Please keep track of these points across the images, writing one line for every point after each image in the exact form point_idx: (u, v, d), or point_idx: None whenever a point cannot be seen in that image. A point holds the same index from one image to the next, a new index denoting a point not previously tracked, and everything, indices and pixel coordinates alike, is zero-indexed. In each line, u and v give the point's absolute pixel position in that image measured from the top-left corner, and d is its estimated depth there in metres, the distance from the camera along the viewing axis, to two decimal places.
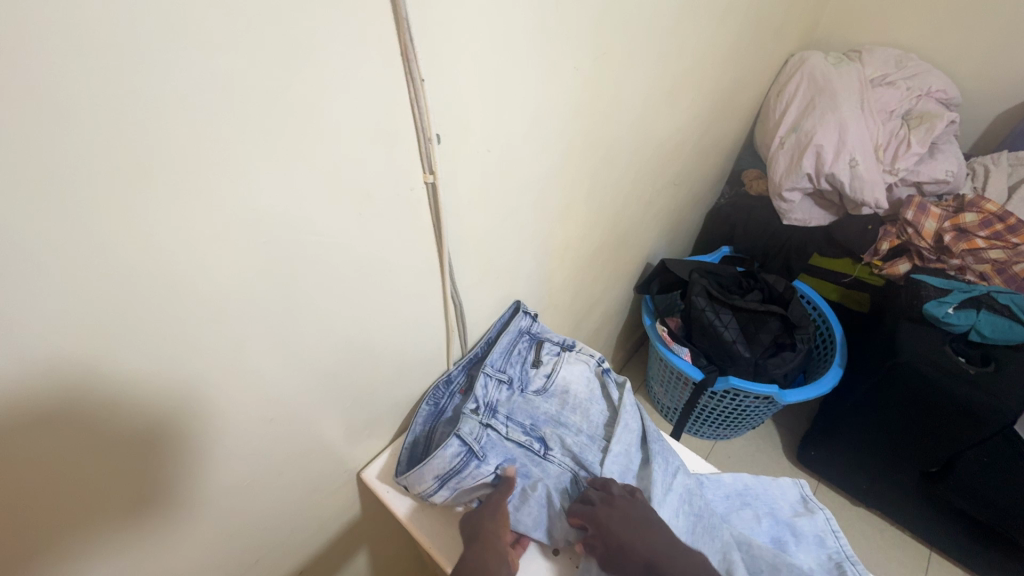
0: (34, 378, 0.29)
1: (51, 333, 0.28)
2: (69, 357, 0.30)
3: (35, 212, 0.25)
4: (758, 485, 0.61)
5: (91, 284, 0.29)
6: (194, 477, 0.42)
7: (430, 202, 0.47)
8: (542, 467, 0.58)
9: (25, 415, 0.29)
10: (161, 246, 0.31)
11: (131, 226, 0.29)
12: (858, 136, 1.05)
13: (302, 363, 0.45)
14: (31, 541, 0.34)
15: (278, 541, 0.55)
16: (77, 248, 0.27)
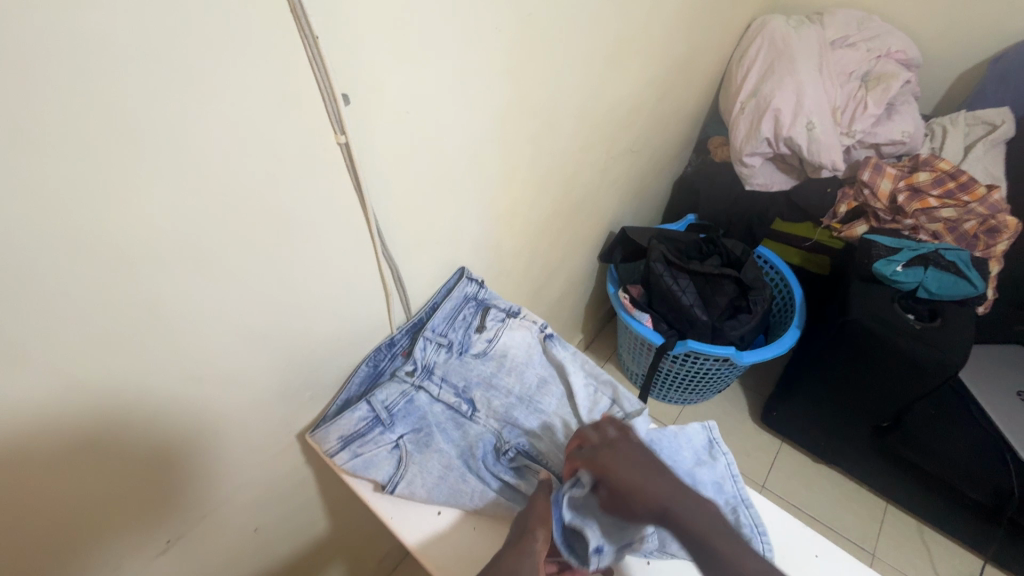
0: None
1: None
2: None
3: None
4: (662, 437, 0.57)
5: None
6: (129, 430, 0.44)
7: (348, 163, 0.47)
8: (465, 429, 0.60)
9: None
10: (41, 201, 0.32)
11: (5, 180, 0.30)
12: (816, 98, 1.05)
13: (228, 325, 0.47)
14: None
15: (225, 500, 0.57)
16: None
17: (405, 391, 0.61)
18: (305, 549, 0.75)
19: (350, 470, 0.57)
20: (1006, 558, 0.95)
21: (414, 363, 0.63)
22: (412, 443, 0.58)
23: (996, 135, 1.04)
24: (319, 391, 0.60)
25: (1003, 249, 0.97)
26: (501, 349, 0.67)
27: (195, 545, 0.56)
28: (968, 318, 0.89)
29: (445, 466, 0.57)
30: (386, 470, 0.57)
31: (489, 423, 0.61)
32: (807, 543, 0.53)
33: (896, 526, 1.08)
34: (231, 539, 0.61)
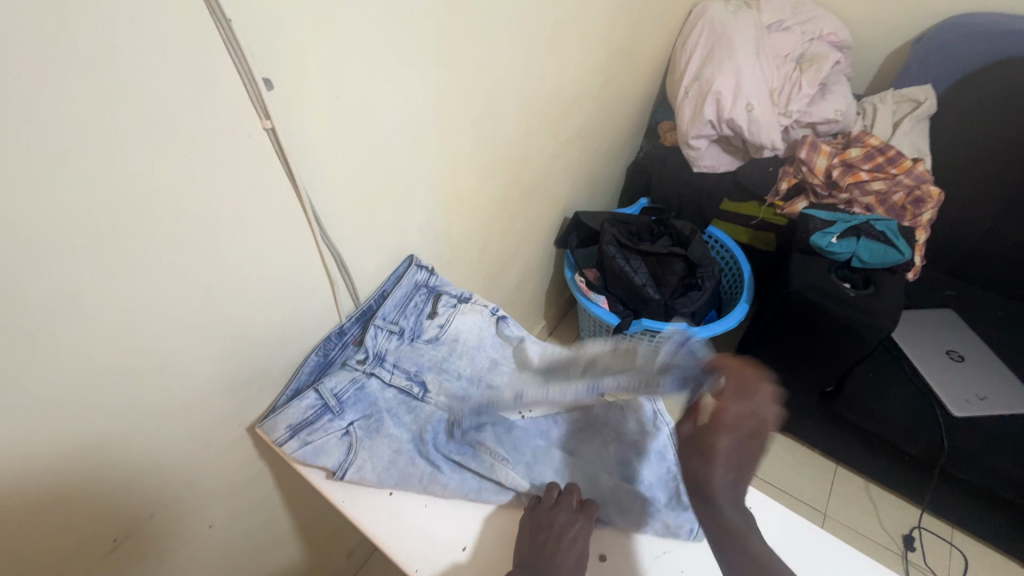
0: None
1: None
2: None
3: None
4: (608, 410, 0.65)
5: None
6: (60, 429, 0.43)
7: (276, 149, 0.47)
8: (415, 412, 0.61)
9: None
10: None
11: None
12: (754, 80, 1.09)
13: (161, 318, 0.46)
14: None
15: (174, 499, 0.56)
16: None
17: (356, 379, 0.61)
18: (268, 545, 0.75)
19: (300, 458, 0.57)
20: (942, 507, 1.02)
21: (366, 351, 0.63)
22: (362, 430, 0.59)
23: (921, 111, 1.09)
24: (266, 382, 0.60)
25: (928, 217, 1.04)
26: (454, 333, 0.68)
27: (145, 546, 0.56)
28: (898, 284, 0.95)
29: (393, 452, 0.58)
30: (336, 457, 0.57)
31: (439, 407, 0.62)
32: (742, 497, 0.55)
33: (846, 485, 1.14)
34: (185, 539, 0.60)
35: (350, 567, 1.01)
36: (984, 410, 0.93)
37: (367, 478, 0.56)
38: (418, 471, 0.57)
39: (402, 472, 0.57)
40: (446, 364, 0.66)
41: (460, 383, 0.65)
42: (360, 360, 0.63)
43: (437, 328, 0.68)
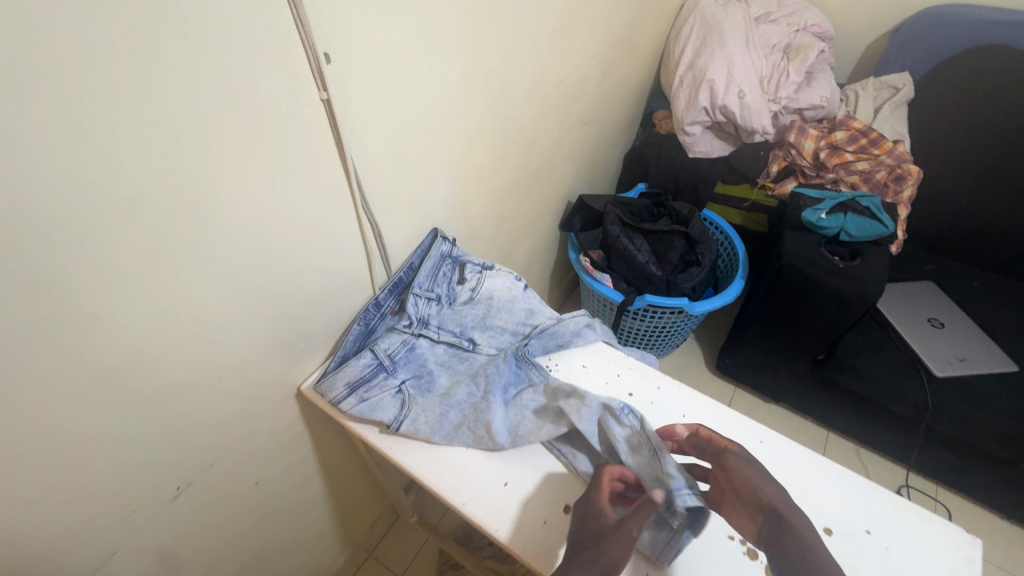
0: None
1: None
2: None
3: None
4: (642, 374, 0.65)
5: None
6: (141, 375, 0.47)
7: (330, 119, 0.52)
8: (468, 362, 0.67)
9: None
10: (57, 137, 0.34)
11: (21, 113, 0.32)
12: (745, 69, 1.16)
13: (227, 275, 0.50)
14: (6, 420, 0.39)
15: (229, 450, 0.60)
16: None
17: (406, 343, 0.66)
18: (303, 507, 0.79)
19: (358, 414, 0.61)
20: (928, 465, 1.09)
21: (409, 317, 0.68)
22: (415, 387, 0.63)
23: (900, 97, 1.18)
24: (310, 343, 0.64)
25: (908, 194, 1.11)
26: (488, 296, 0.73)
27: (202, 495, 0.60)
28: (883, 255, 1.01)
29: (447, 402, 0.62)
30: (391, 412, 0.61)
31: (491, 354, 0.68)
32: (752, 432, 0.58)
33: (838, 449, 1.21)
34: (235, 492, 0.64)
35: (372, 538, 1.05)
36: (963, 369, 1.00)
37: (427, 428, 0.60)
38: (471, 416, 0.60)
39: (460, 418, 0.61)
40: (484, 325, 0.71)
41: (505, 337, 0.70)
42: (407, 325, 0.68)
43: (472, 293, 0.73)
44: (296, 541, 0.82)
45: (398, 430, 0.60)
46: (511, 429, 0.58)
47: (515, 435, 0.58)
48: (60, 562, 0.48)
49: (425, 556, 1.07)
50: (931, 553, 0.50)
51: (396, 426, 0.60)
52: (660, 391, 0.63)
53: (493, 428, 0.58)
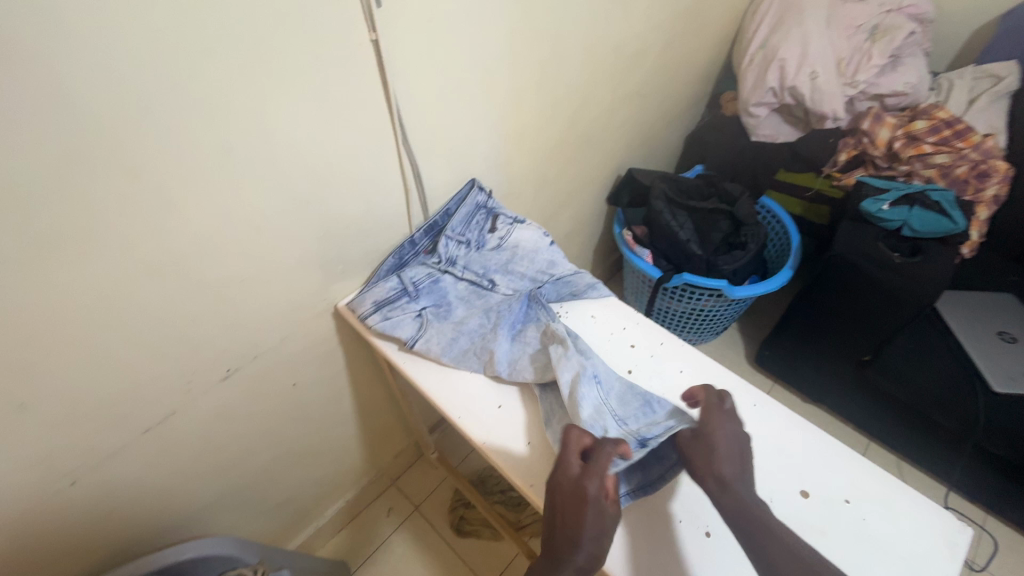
0: (93, 141, 0.43)
1: (102, 109, 0.42)
2: (91, 125, 0.42)
3: (91, 11, 0.38)
4: (645, 337, 0.66)
5: (94, 66, 0.40)
6: (207, 265, 0.56)
7: (378, 59, 0.58)
8: (484, 299, 0.71)
9: (90, 170, 0.44)
10: (151, 46, 0.42)
11: (127, 22, 0.40)
12: (821, 50, 1.10)
13: (280, 189, 0.58)
14: (101, 278, 0.49)
15: (272, 348, 0.70)
16: (82, 32, 0.39)
17: (432, 274, 0.73)
18: (334, 419, 0.89)
19: (381, 330, 0.68)
20: (974, 486, 1.02)
21: (438, 254, 0.74)
22: (432, 313, 0.69)
23: (1000, 87, 1.06)
24: (350, 267, 0.72)
25: (992, 193, 1.02)
26: (514, 243, 0.77)
27: (247, 382, 0.70)
28: (948, 254, 0.94)
29: (459, 329, 0.68)
30: (408, 330, 0.67)
31: (508, 294, 0.72)
32: (747, 396, 0.60)
33: (876, 460, 1.16)
34: (275, 388, 0.74)
35: (397, 467, 1.15)
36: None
37: (437, 349, 0.66)
38: (478, 346, 0.66)
39: (468, 346, 0.66)
40: (506, 268, 0.75)
41: (524, 281, 0.74)
42: (435, 261, 0.74)
43: (499, 238, 0.78)
44: (327, 449, 0.92)
45: (411, 346, 0.67)
46: (511, 362, 0.64)
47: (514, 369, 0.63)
48: (133, 411, 0.59)
49: (442, 492, 1.15)
50: (914, 529, 0.50)
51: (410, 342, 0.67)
52: (660, 345, 0.65)
53: (496, 358, 0.63)
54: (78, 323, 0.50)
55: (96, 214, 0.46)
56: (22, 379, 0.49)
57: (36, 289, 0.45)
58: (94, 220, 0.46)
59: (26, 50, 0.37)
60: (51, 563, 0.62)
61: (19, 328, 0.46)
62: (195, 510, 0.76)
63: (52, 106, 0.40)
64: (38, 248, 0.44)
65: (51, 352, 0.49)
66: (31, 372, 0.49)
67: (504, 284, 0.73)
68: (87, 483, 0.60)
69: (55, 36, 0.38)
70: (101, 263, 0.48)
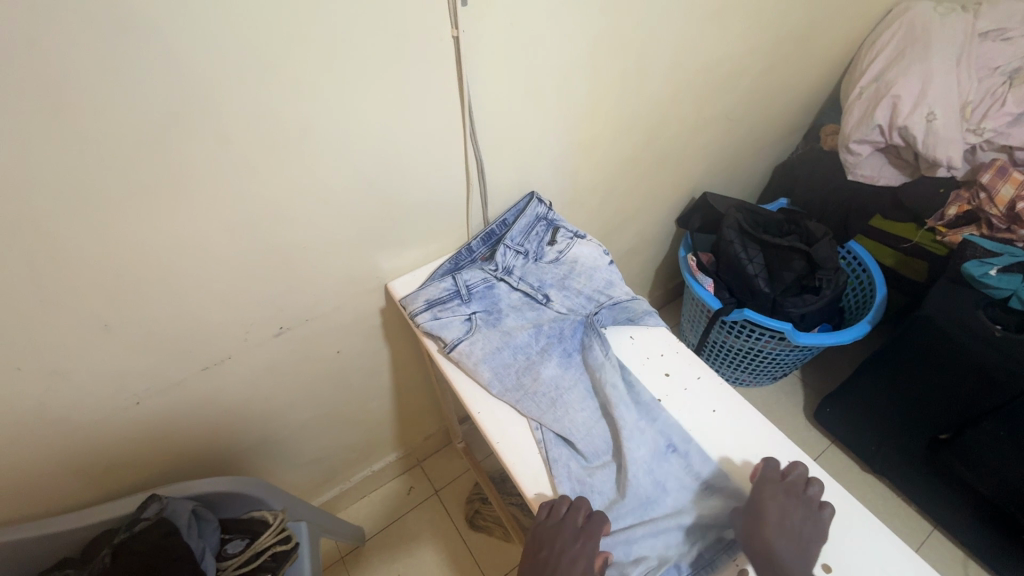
0: (190, 103, 0.48)
1: (200, 75, 0.47)
2: (190, 90, 0.47)
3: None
4: (695, 384, 0.62)
5: (200, 38, 0.45)
6: (275, 228, 0.61)
7: (457, 54, 0.60)
8: (536, 313, 0.67)
9: (185, 129, 0.49)
10: (252, 24, 0.46)
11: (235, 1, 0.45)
12: (944, 89, 0.99)
13: (350, 167, 0.62)
14: (183, 226, 0.55)
15: (322, 314, 0.74)
16: (191, 5, 0.43)
17: (485, 279, 0.69)
18: (371, 392, 0.93)
19: (428, 329, 0.64)
20: None
21: (495, 262, 0.70)
22: (483, 319, 0.65)
23: None
24: (405, 250, 0.76)
25: None
26: (572, 260, 0.73)
27: (296, 343, 0.75)
28: None
29: (507, 340, 0.63)
30: (455, 332, 0.63)
31: (562, 313, 0.68)
32: (781, 452, 0.56)
33: (936, 552, 1.04)
34: (320, 352, 0.79)
35: (425, 449, 1.18)
36: None
37: (480, 361, 0.62)
38: (522, 365, 0.62)
39: (506, 362, 0.62)
40: (561, 284, 0.71)
41: (579, 300, 0.69)
42: (492, 268, 0.71)
43: (558, 251, 0.74)
44: (360, 419, 0.97)
45: (452, 353, 0.62)
46: (554, 398, 0.59)
47: (554, 409, 0.58)
48: (194, 350, 0.66)
49: (463, 482, 1.17)
50: None
51: (451, 345, 0.63)
52: (696, 379, 0.62)
53: (540, 383, 0.60)
54: (158, 261, 0.56)
55: (186, 169, 0.51)
56: (107, 303, 0.55)
57: (131, 225, 0.52)
58: (183, 174, 0.51)
59: (149, 18, 0.42)
60: (110, 469, 0.70)
61: (112, 258, 0.53)
62: (236, 450, 0.83)
63: (164, 69, 0.45)
64: (132, 192, 0.50)
65: (131, 285, 0.56)
66: (116, 298, 0.56)
67: (558, 302, 0.69)
68: (148, 406, 0.67)
69: (171, 9, 0.43)
70: (185, 212, 0.54)
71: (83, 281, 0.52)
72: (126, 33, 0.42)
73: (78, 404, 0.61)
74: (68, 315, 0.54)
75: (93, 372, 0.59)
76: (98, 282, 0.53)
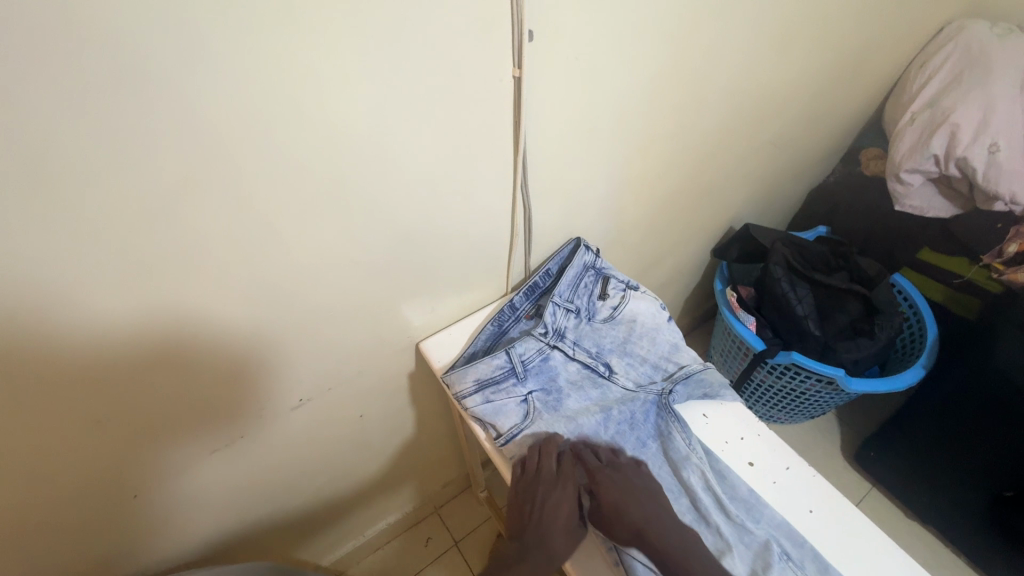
0: (209, 171, 0.38)
1: (218, 135, 0.37)
2: (210, 157, 0.38)
3: (241, 43, 0.34)
4: (786, 477, 0.54)
5: (224, 97, 0.36)
6: (300, 296, 0.53)
7: (516, 96, 0.52)
8: (601, 390, 0.59)
9: (202, 200, 0.40)
10: (289, 75, 0.37)
11: (259, 46, 0.35)
12: (1009, 119, 0.92)
13: (387, 226, 0.53)
14: (199, 305, 0.46)
15: (347, 380, 0.66)
16: (214, 58, 0.34)
17: (540, 351, 0.60)
18: (392, 450, 0.84)
19: (480, 416, 0.56)
20: None
21: (546, 325, 0.61)
22: (542, 403, 0.57)
23: None
24: (439, 306, 0.67)
25: None
26: (631, 321, 0.65)
27: (317, 412, 0.66)
28: None
29: (574, 430, 0.55)
30: (513, 421, 0.55)
31: (629, 389, 0.60)
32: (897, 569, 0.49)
33: None
34: (343, 418, 0.70)
35: (443, 496, 1.10)
36: None
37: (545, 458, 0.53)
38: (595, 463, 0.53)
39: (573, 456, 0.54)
40: (621, 353, 0.63)
41: (644, 369, 0.62)
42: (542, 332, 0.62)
43: (612, 308, 0.66)
44: (381, 475, 0.88)
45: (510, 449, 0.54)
46: None
47: None
48: (204, 435, 0.57)
49: (485, 531, 1.09)
50: None
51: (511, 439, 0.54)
52: (786, 471, 0.54)
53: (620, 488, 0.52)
54: (171, 339, 0.46)
55: (204, 243, 0.42)
56: (110, 389, 0.45)
57: (134, 311, 0.42)
58: (200, 248, 0.42)
59: (152, 70, 0.32)
60: (105, 566, 0.61)
61: (116, 342, 0.43)
62: (246, 526, 0.74)
63: (172, 133, 0.35)
64: (136, 277, 0.40)
65: (134, 378, 0.46)
66: (119, 384, 0.46)
67: (624, 378, 0.61)
68: (155, 489, 0.57)
69: (188, 64, 0.33)
70: (200, 288, 0.45)
71: (81, 370, 0.43)
72: (124, 90, 0.32)
73: (70, 501, 0.51)
74: (61, 410, 0.44)
75: (89, 465, 0.50)
76: (100, 367, 0.43)
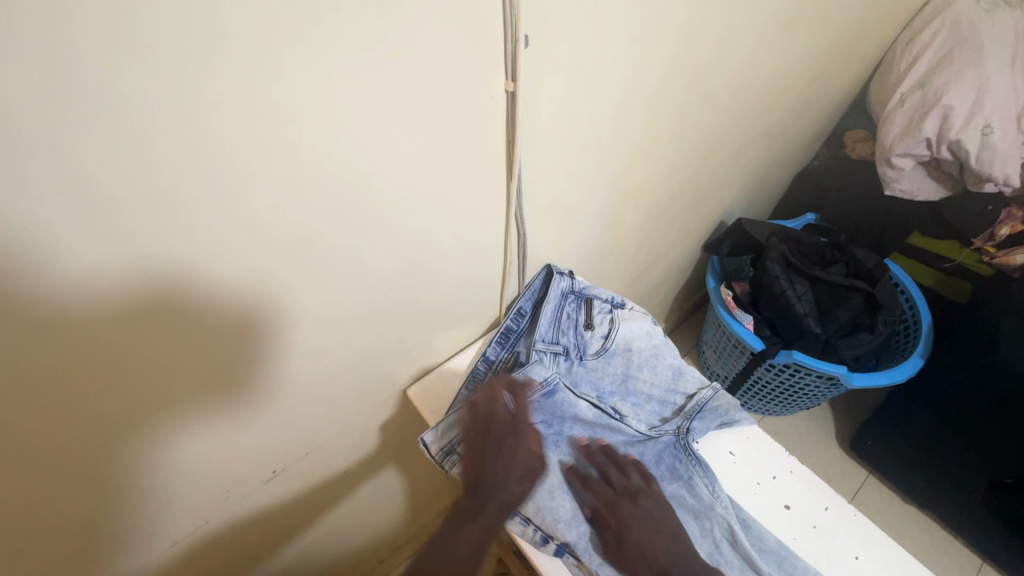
0: (134, 246, 0.29)
1: (139, 202, 0.28)
2: (131, 230, 0.29)
3: (149, 84, 0.25)
4: (823, 518, 0.54)
5: (142, 156, 0.27)
6: (273, 364, 0.44)
7: (511, 114, 0.43)
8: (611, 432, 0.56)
9: (129, 279, 0.31)
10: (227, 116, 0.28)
11: (177, 81, 0.26)
12: (1001, 99, 0.89)
13: (367, 276, 0.45)
14: (143, 396, 0.37)
15: (327, 442, 0.58)
16: (122, 107, 0.25)
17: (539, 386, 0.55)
18: (383, 495, 0.77)
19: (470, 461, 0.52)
20: None
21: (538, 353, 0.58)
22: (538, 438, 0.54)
23: None
24: (428, 348, 0.60)
25: None
26: (629, 346, 0.62)
27: (297, 478, 0.58)
28: None
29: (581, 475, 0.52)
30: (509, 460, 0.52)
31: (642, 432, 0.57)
32: None
33: None
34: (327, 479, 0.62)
35: None
36: None
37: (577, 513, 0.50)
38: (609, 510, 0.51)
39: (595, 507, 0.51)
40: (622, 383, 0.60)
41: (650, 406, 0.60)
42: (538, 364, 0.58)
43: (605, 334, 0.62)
44: (370, 521, 0.81)
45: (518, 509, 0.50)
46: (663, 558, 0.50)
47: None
48: (163, 528, 0.48)
49: None
50: None
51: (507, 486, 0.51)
52: (827, 513, 0.54)
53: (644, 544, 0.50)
54: (143, 338, 0.34)
55: (139, 327, 0.33)
56: (56, 423, 0.33)
57: (54, 421, 0.33)
58: (133, 335, 0.33)
59: (33, 129, 0.23)
60: None
61: (31, 463, 0.34)
62: None
63: (76, 205, 0.26)
64: (56, 382, 0.32)
65: (68, 493, 0.38)
66: (89, 365, 0.33)
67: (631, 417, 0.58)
68: (145, 499, 0.44)
69: (80, 117, 0.24)
70: (142, 375, 0.36)
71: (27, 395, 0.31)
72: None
73: (35, 520, 0.37)
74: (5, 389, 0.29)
75: (63, 468, 0.36)
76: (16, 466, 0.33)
